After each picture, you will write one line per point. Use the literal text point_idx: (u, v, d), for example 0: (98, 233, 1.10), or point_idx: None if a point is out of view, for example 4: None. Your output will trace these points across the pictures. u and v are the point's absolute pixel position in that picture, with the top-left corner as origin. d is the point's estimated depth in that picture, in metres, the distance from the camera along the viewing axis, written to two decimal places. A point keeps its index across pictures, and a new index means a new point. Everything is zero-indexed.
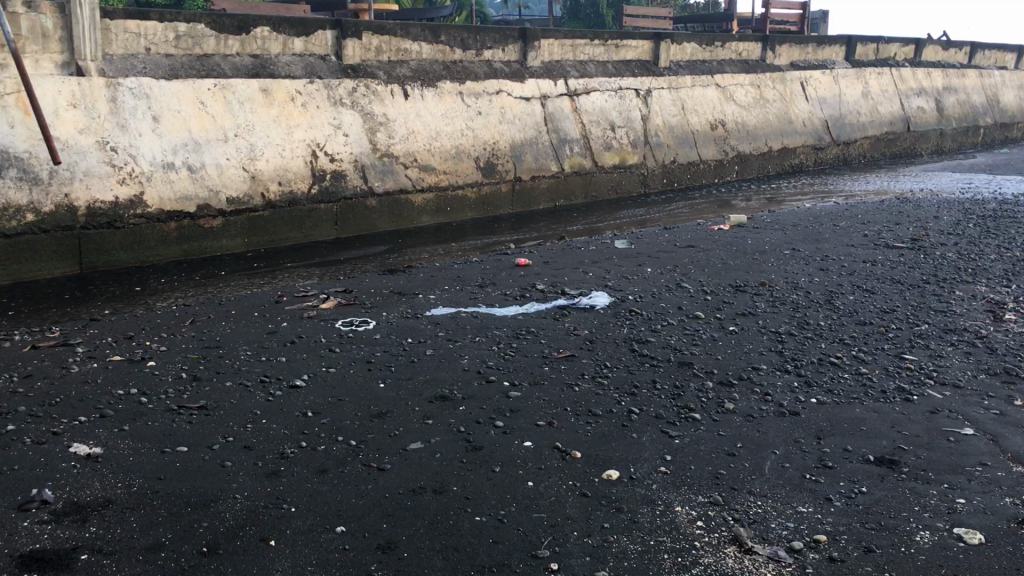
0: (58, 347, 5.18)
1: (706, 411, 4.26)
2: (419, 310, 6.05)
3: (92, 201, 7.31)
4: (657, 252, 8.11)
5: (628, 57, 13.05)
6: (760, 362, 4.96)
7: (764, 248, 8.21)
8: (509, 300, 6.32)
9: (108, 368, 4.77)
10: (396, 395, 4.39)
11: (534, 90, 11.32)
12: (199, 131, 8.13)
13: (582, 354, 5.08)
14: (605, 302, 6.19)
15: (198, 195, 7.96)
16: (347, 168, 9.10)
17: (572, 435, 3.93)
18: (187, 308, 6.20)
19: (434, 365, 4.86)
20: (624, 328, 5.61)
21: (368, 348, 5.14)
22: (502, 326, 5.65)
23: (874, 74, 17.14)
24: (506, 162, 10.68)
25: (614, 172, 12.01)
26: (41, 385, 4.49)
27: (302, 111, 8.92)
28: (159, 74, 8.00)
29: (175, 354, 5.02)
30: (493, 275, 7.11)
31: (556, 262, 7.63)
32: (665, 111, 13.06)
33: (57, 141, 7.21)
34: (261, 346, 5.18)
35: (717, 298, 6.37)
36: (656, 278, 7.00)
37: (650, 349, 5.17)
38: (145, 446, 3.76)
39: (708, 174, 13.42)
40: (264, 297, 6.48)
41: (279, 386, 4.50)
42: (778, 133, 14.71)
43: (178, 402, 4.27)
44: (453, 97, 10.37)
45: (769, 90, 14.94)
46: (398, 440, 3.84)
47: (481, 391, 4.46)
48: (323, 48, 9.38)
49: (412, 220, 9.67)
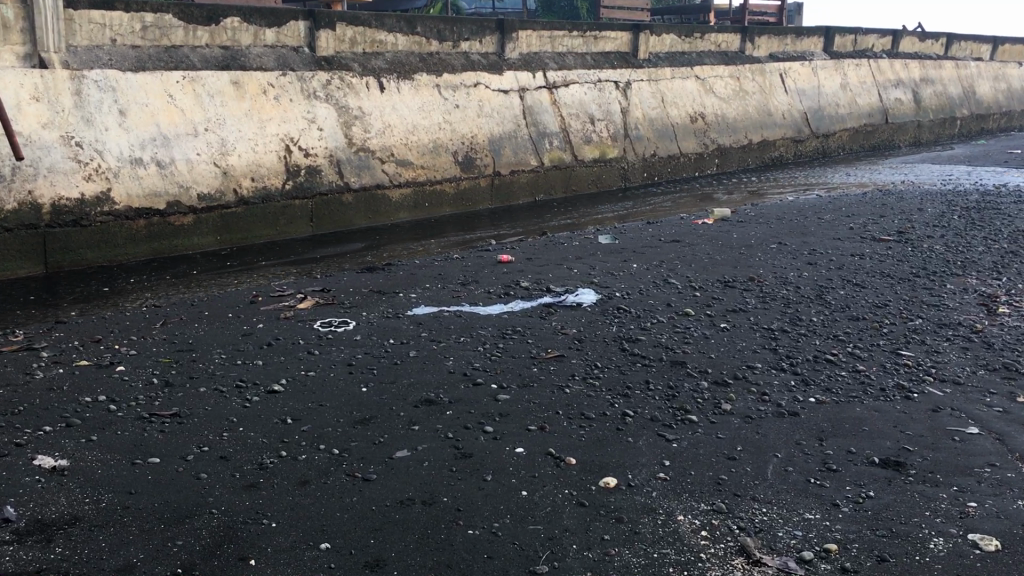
0: (22, 352, 4.93)
1: (703, 412, 4.11)
2: (400, 309, 5.86)
3: (57, 198, 7.05)
4: (642, 247, 7.97)
5: (607, 48, 12.91)
6: (754, 360, 4.83)
7: (751, 242, 8.10)
8: (493, 298, 6.14)
9: (75, 374, 4.53)
10: (380, 400, 4.20)
11: (512, 82, 11.14)
12: (168, 125, 7.87)
13: (571, 354, 4.92)
14: (592, 300, 6.03)
15: (168, 191, 7.71)
16: (323, 162, 8.88)
17: (566, 440, 3.77)
18: (158, 310, 5.97)
19: (418, 367, 4.67)
20: (612, 327, 5.46)
21: (349, 350, 4.95)
22: (486, 325, 5.48)
23: (852, 65, 17.11)
24: (484, 156, 10.49)
25: (594, 165, 11.86)
26: (3, 392, 4.25)
27: (274, 104, 8.69)
28: (126, 67, 7.74)
29: (146, 359, 4.80)
30: (476, 272, 6.94)
31: (539, 258, 7.46)
32: (645, 103, 12.93)
33: (20, 135, 6.94)
34: (237, 348, 4.97)
35: (705, 295, 6.24)
36: (642, 274, 6.86)
37: (641, 348, 5.02)
38: (115, 458, 3.54)
39: (688, 167, 13.30)
40: (238, 296, 6.26)
41: (257, 391, 4.30)
42: (758, 126, 14.64)
43: (149, 410, 4.05)
44: (430, 90, 10.17)
45: (748, 82, 14.86)
46: (384, 447, 3.66)
47: (468, 394, 4.29)
48: (295, 40, 9.14)
49: (389, 216, 9.46)
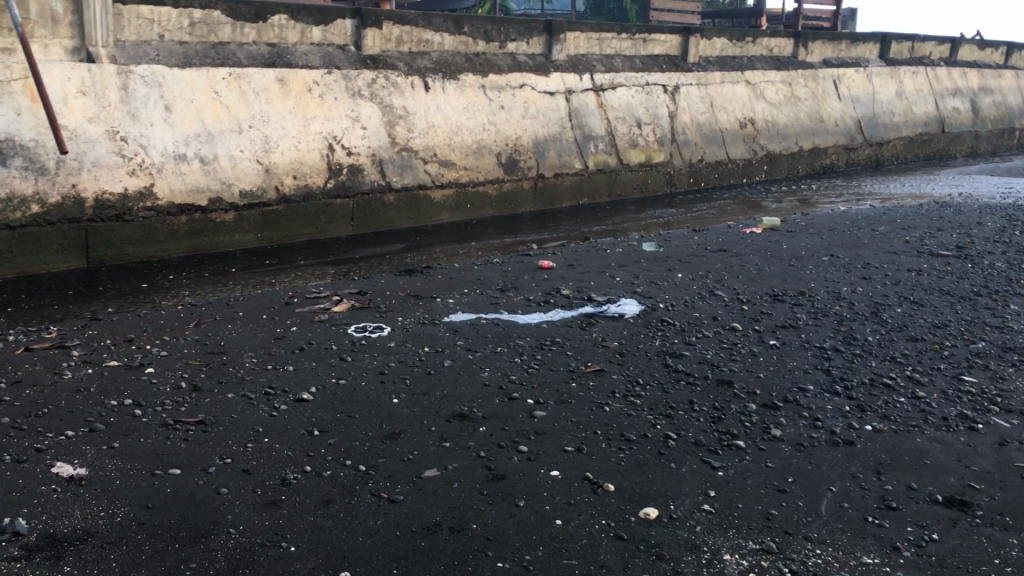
0: (54, 350, 4.84)
1: (751, 438, 3.91)
2: (437, 315, 5.69)
3: (99, 192, 7.00)
4: (687, 255, 7.74)
5: (657, 51, 12.68)
6: (805, 382, 4.63)
7: (802, 254, 7.85)
8: (532, 306, 5.95)
9: (103, 375, 4.42)
10: (411, 413, 4.04)
11: (559, 84, 10.95)
12: (212, 122, 7.79)
13: (612, 368, 4.72)
14: (635, 311, 5.82)
15: (209, 187, 7.62)
16: (365, 162, 8.75)
17: (604, 464, 3.57)
18: (192, 309, 5.86)
19: (453, 377, 4.50)
20: (655, 340, 5.25)
21: (382, 358, 4.79)
22: (525, 335, 5.29)
23: (909, 72, 16.67)
24: (529, 158, 10.31)
25: (640, 170, 11.62)
26: (29, 393, 4.14)
27: (319, 102, 8.58)
28: (172, 62, 7.67)
29: (175, 361, 4.68)
30: (515, 278, 6.75)
31: (581, 265, 7.26)
32: (693, 108, 12.67)
33: (65, 130, 6.90)
34: (267, 352, 4.84)
35: (754, 308, 6.03)
36: (687, 284, 6.64)
37: (684, 365, 4.81)
38: (135, 468, 3.41)
39: (736, 173, 13.01)
40: (273, 297, 6.13)
41: (285, 399, 4.16)
42: (809, 133, 14.30)
43: (174, 416, 3.92)
44: (475, 91, 10.02)
45: (801, 88, 14.52)
46: (413, 465, 3.49)
47: (503, 409, 4.11)
48: (342, 38, 9.04)
49: (430, 217, 9.32)
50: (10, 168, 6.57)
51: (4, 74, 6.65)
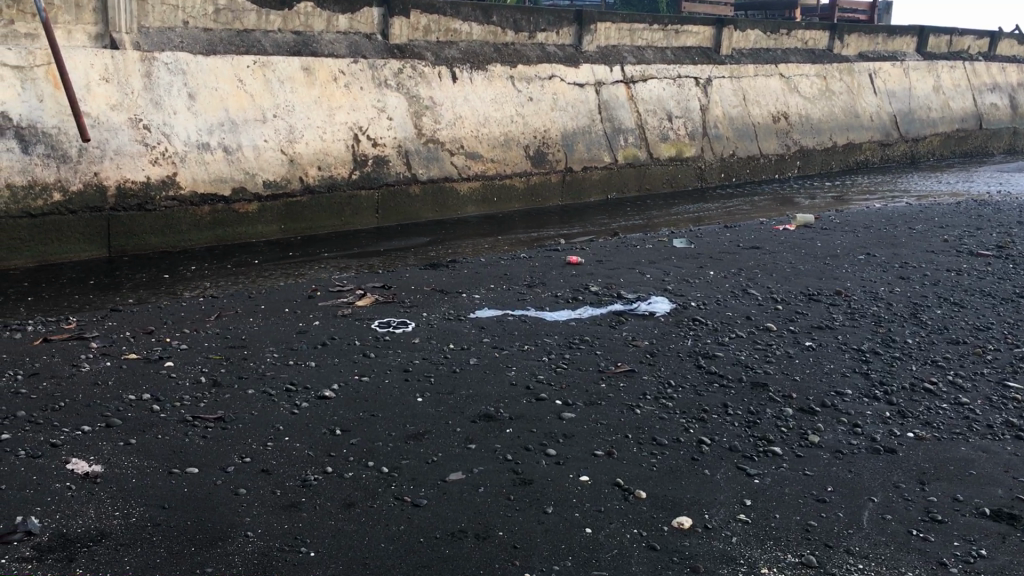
0: (72, 341, 4.76)
1: (788, 444, 3.75)
2: (462, 311, 5.57)
3: (122, 181, 6.93)
4: (719, 252, 7.57)
5: (689, 43, 12.48)
6: (843, 386, 4.46)
7: (837, 252, 7.66)
8: (560, 303, 5.81)
9: (122, 368, 4.34)
10: (436, 413, 3.92)
11: (589, 75, 10.78)
12: (236, 111, 7.71)
13: (643, 369, 4.58)
14: (665, 309, 5.67)
15: (233, 177, 7.54)
16: (391, 153, 8.64)
17: (635, 469, 3.43)
18: (215, 301, 5.77)
19: (479, 376, 4.38)
20: (687, 340, 5.09)
21: (406, 355, 4.67)
22: (553, 332, 5.15)
23: (947, 67, 16.34)
24: (557, 151, 10.16)
25: (670, 164, 11.44)
26: (46, 385, 4.06)
27: (344, 92, 8.47)
28: (197, 50, 7.58)
29: (195, 355, 4.59)
30: (543, 273, 6.62)
31: (610, 261, 7.12)
32: (725, 101, 12.46)
33: (88, 117, 6.84)
34: (289, 347, 4.74)
35: (788, 308, 5.86)
36: (719, 282, 6.48)
37: (717, 366, 4.66)
38: (151, 466, 3.31)
39: (768, 168, 12.80)
40: (296, 290, 6.04)
41: (306, 396, 4.05)
42: (843, 128, 14.05)
43: (193, 412, 3.82)
44: (503, 82, 9.88)
45: (836, 82, 14.26)
46: (437, 468, 3.37)
47: (530, 410, 3.97)
48: (369, 26, 8.92)
49: (456, 210, 9.20)
50: (32, 155, 6.53)
51: (27, 60, 6.60)
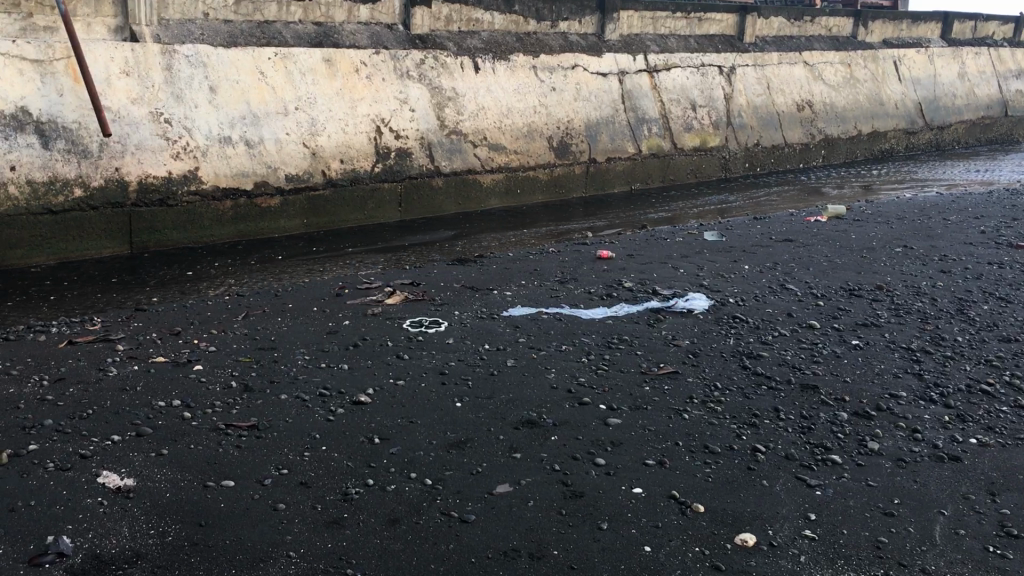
0: (98, 343, 4.62)
1: (847, 452, 3.58)
2: (494, 309, 5.41)
3: (143, 176, 6.80)
4: (752, 245, 7.38)
5: (712, 31, 12.27)
6: (897, 388, 4.29)
7: (873, 244, 7.46)
8: (594, 300, 5.65)
9: (150, 373, 4.20)
10: (476, 419, 3.77)
11: (612, 65, 10.58)
12: (258, 103, 7.56)
13: (687, 370, 4.41)
14: (704, 306, 5.49)
15: (255, 171, 7.39)
16: (414, 145, 8.47)
17: (690, 480, 3.27)
18: (240, 300, 5.63)
19: (518, 379, 4.22)
20: (730, 339, 4.92)
21: (440, 356, 4.52)
22: (590, 332, 4.99)
23: (972, 53, 16.05)
24: (581, 142, 9.97)
25: (694, 154, 11.25)
26: (73, 392, 3.93)
27: (366, 84, 8.30)
28: (217, 41, 7.43)
29: (224, 357, 4.44)
30: (574, 269, 6.45)
31: (642, 255, 6.94)
32: (749, 90, 12.24)
33: (109, 111, 6.71)
34: (320, 348, 4.59)
35: (830, 304, 5.68)
36: (756, 277, 6.29)
37: (764, 367, 4.49)
38: (185, 479, 3.17)
39: (793, 158, 12.59)
40: (323, 287, 5.89)
41: (341, 402, 3.91)
42: (868, 116, 13.81)
43: (225, 420, 3.67)
44: (526, 72, 9.69)
45: (861, 69, 14.01)
46: (483, 479, 3.22)
47: (575, 416, 3.82)
48: (390, 16, 8.75)
49: (479, 203, 9.04)
50: (53, 150, 6.40)
51: (47, 54, 6.46)
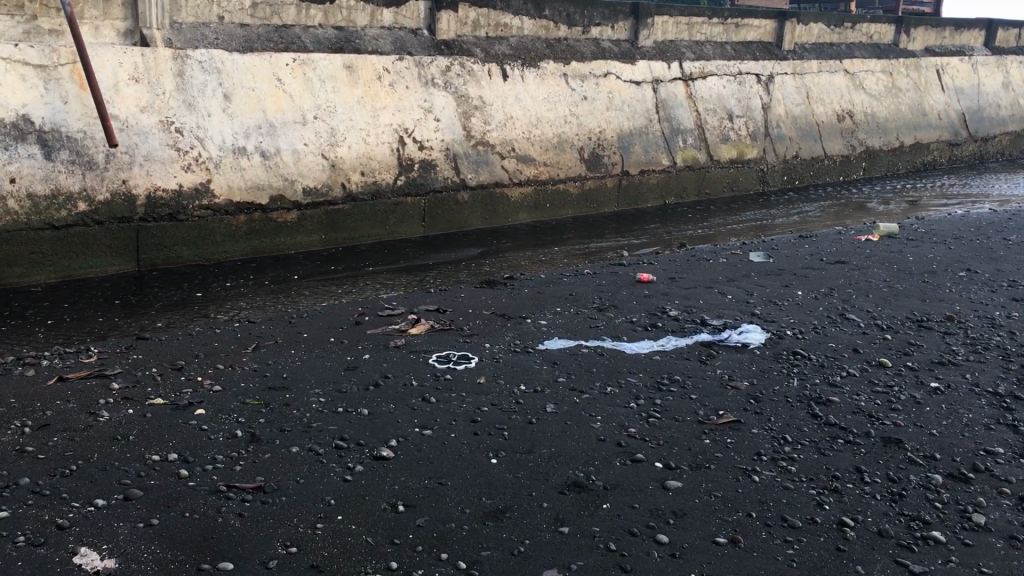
0: (92, 380, 4.17)
1: (950, 527, 3.08)
2: (529, 341, 4.92)
3: (152, 189, 6.36)
4: (803, 268, 6.85)
5: (749, 38, 11.75)
6: (993, 443, 3.76)
7: (934, 267, 6.91)
8: (638, 331, 5.14)
9: (146, 418, 3.74)
10: (515, 480, 3.28)
11: (645, 73, 10.08)
12: (275, 112, 7.11)
13: (750, 420, 3.90)
14: (760, 340, 4.96)
15: (271, 184, 6.95)
16: (438, 157, 8.01)
17: (769, 565, 2.79)
18: (251, 327, 5.16)
19: (560, 430, 3.72)
20: (793, 381, 4.40)
21: (471, 399, 4.03)
22: (637, 370, 4.48)
23: (1016, 62, 15.42)
24: (613, 153, 9.47)
25: (731, 167, 10.72)
26: (57, 442, 3.47)
27: (389, 91, 7.84)
28: (232, 46, 6.99)
29: (230, 398, 3.98)
30: (612, 294, 5.96)
31: (685, 278, 6.44)
32: (788, 99, 11.72)
33: (116, 120, 6.28)
34: (337, 388, 4.12)
35: (899, 338, 5.15)
36: (812, 305, 5.77)
37: (836, 417, 3.97)
38: (175, 559, 2.72)
39: (833, 170, 12.03)
40: (341, 313, 5.42)
41: (360, 457, 3.43)
42: (911, 126, 13.23)
43: (228, 479, 3.21)
44: (556, 80, 9.21)
45: (903, 78, 13.44)
46: (527, 562, 2.75)
47: (628, 477, 3.32)
48: (415, 21, 8.29)
49: (507, 218, 8.55)
50: (56, 161, 5.98)
51: (51, 58, 6.03)
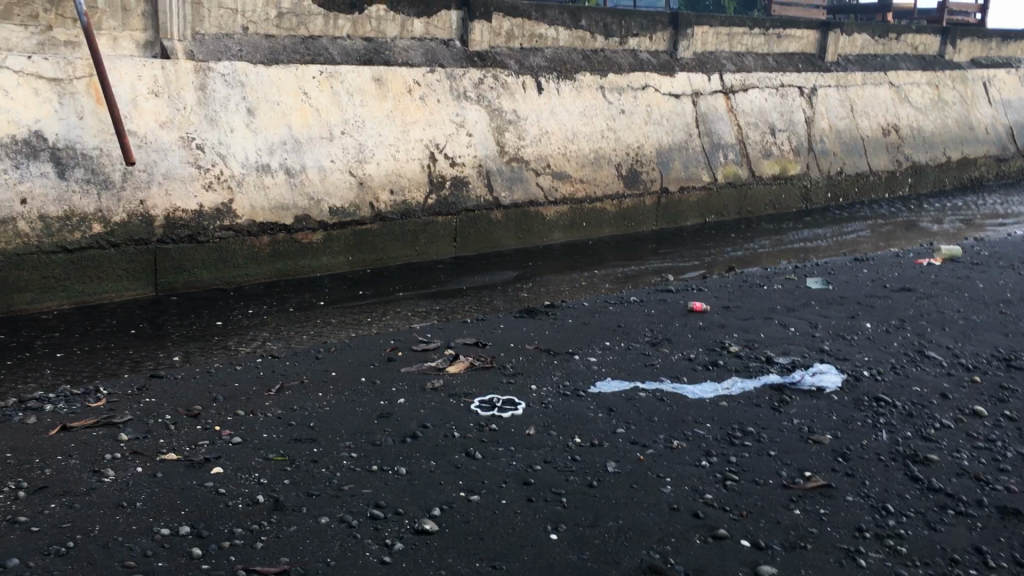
0: (98, 430, 3.75)
1: None
2: (579, 383, 4.45)
3: (171, 210, 5.95)
4: (866, 295, 6.34)
5: (792, 49, 11.27)
6: None
7: (1010, 296, 6.38)
8: (699, 371, 4.66)
9: (157, 477, 3.30)
10: (580, 564, 2.82)
11: (685, 85, 9.61)
12: (301, 127, 6.69)
13: (842, 484, 3.41)
14: (837, 383, 4.47)
15: (296, 204, 6.52)
16: (470, 174, 7.57)
17: None
18: (274, 364, 4.71)
19: (627, 497, 3.25)
20: (882, 434, 3.91)
21: (522, 455, 3.56)
22: (704, 420, 4.00)
23: None
24: (652, 170, 9.00)
25: (774, 183, 10.21)
26: (55, 509, 3.04)
27: (420, 105, 7.41)
28: (257, 59, 6.58)
29: (252, 453, 3.53)
30: (665, 325, 5.48)
31: (740, 307, 5.95)
32: (832, 113, 11.21)
33: (134, 136, 5.87)
34: (370, 441, 3.66)
35: (989, 380, 4.64)
36: (885, 340, 5.27)
37: (940, 480, 3.48)
38: None
39: (878, 187, 11.49)
40: (372, 348, 4.97)
41: (400, 530, 2.98)
42: (958, 141, 12.67)
43: (250, 562, 2.77)
44: (593, 93, 8.76)
45: (948, 91, 12.90)
46: None
47: (712, 559, 2.86)
48: (446, 32, 7.87)
49: (543, 237, 8.08)
50: (70, 181, 5.58)
51: (66, 71, 5.64)
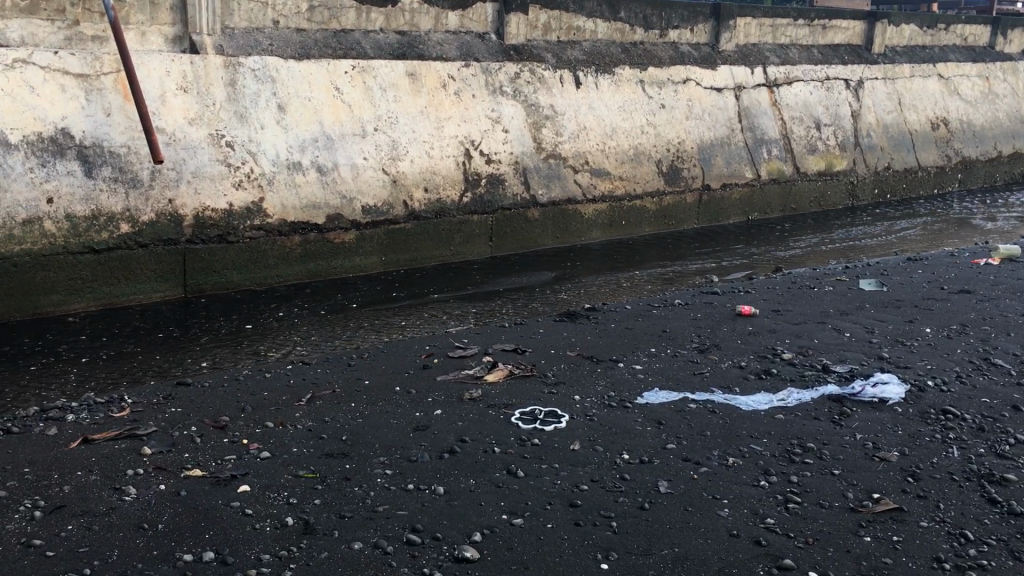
0: (121, 443, 3.57)
1: None
2: (625, 393, 4.21)
3: (200, 209, 5.78)
4: (923, 298, 6.04)
5: (837, 40, 10.91)
6: None
7: None
8: (752, 380, 4.40)
9: (181, 496, 3.11)
10: None
11: (727, 79, 9.31)
12: (332, 124, 6.50)
13: (915, 508, 3.15)
14: (900, 395, 4.19)
15: (328, 202, 6.33)
16: (506, 171, 7.34)
17: None
18: (304, 371, 4.52)
19: (683, 521, 3.01)
20: (953, 451, 3.63)
21: (567, 473, 3.34)
22: (760, 434, 3.74)
23: None
24: (693, 166, 8.72)
25: (819, 180, 9.89)
26: (72, 532, 2.86)
27: (454, 101, 7.20)
28: (288, 54, 6.41)
29: (281, 470, 3.33)
30: (712, 331, 5.22)
31: (791, 311, 5.68)
32: (879, 106, 10.85)
33: (163, 134, 5.71)
34: (405, 457, 3.45)
35: None
36: (947, 346, 4.98)
37: (1021, 503, 3.20)
38: None
39: (927, 183, 11.10)
40: (405, 354, 4.76)
41: (439, 558, 2.76)
42: (1010, 135, 12.23)
43: None
44: (632, 87, 8.49)
45: (999, 83, 12.46)
46: None
47: None
48: (481, 24, 7.64)
49: (581, 236, 7.84)
50: (97, 179, 5.43)
51: (93, 67, 5.49)
